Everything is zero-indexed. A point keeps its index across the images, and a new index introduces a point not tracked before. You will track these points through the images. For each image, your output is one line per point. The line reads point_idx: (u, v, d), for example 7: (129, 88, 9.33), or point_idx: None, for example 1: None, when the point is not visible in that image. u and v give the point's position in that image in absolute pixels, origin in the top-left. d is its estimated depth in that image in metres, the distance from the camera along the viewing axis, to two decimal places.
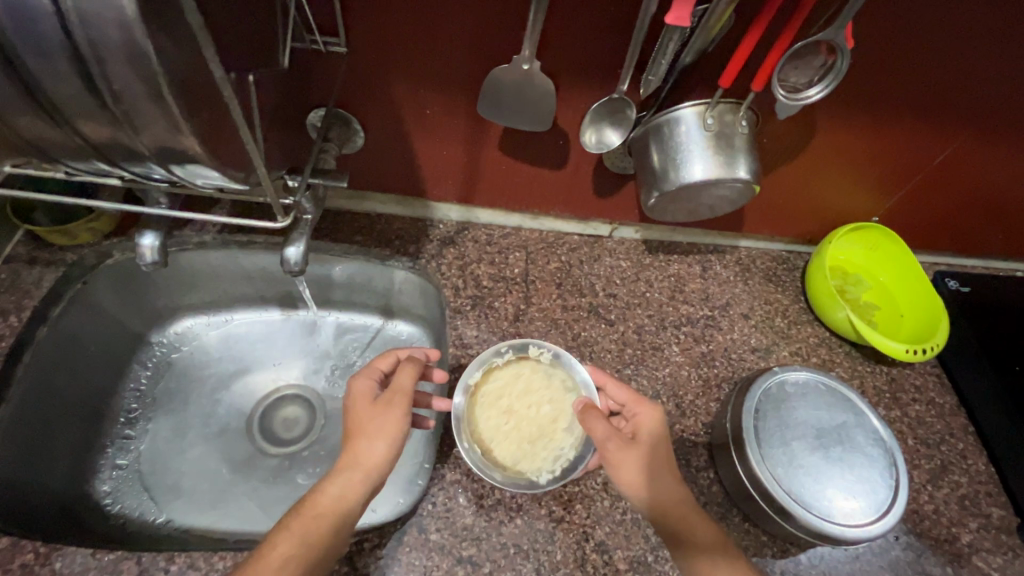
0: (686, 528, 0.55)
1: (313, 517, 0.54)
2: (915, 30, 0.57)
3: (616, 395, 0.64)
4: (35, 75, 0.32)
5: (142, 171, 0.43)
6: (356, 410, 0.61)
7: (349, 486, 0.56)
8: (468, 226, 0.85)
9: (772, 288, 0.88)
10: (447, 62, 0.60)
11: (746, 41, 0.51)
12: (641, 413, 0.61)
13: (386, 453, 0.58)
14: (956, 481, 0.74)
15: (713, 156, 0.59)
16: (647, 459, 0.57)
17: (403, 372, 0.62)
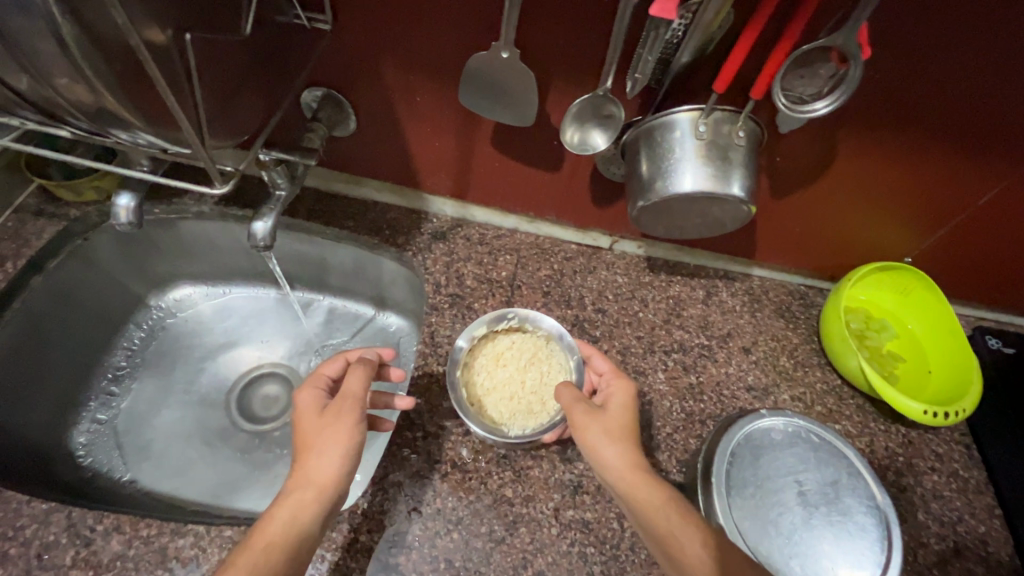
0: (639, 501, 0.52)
1: (262, 548, 0.49)
2: (986, 34, 0.48)
3: (599, 367, 0.64)
4: None
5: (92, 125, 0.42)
6: (305, 421, 0.58)
7: (301, 506, 0.52)
8: (462, 223, 0.83)
9: (781, 324, 0.81)
10: (433, 47, 0.58)
11: (743, 42, 0.46)
12: (616, 385, 0.61)
13: (341, 461, 0.55)
14: (970, 570, 0.64)
15: (705, 168, 0.53)
16: (607, 427, 0.56)
17: (353, 376, 0.60)
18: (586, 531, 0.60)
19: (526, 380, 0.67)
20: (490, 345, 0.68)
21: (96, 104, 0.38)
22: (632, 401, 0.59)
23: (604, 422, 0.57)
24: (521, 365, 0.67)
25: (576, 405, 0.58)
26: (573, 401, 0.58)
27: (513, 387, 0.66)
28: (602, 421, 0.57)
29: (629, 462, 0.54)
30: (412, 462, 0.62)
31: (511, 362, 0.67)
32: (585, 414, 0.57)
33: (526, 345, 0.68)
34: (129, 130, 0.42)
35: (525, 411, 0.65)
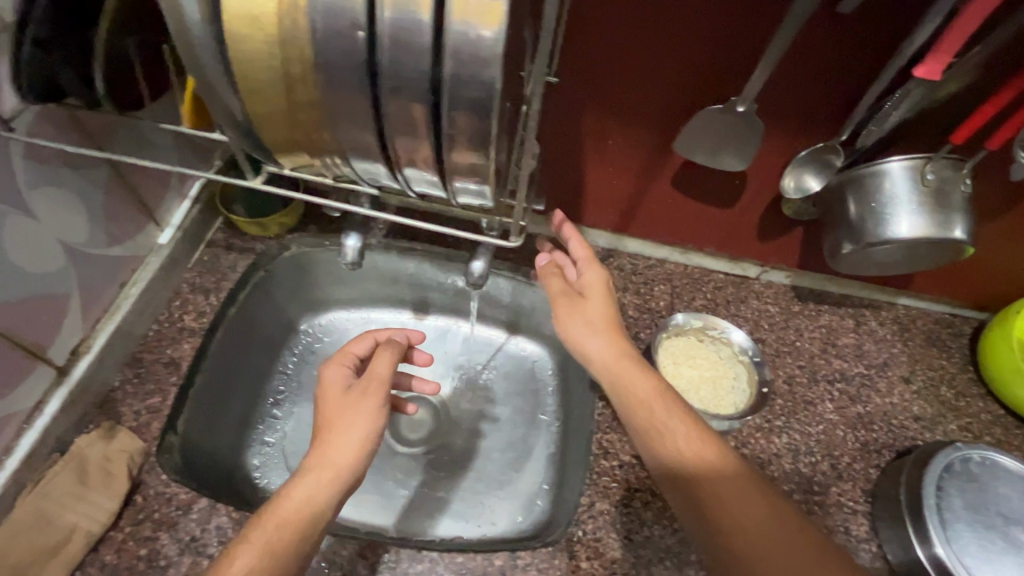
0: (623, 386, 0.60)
1: (277, 526, 0.50)
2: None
3: (575, 250, 0.67)
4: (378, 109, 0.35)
5: (432, 176, 0.39)
6: (328, 398, 0.59)
7: (318, 486, 0.53)
8: (614, 253, 0.86)
9: (935, 353, 0.82)
10: (648, 101, 0.61)
11: (991, 104, 0.49)
12: (592, 271, 0.65)
13: (361, 445, 0.56)
14: None
15: (926, 215, 0.56)
16: (588, 318, 0.63)
17: (381, 358, 0.61)
18: None
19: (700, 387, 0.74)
20: (695, 339, 0.77)
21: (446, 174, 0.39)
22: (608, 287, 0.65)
23: (586, 317, 0.64)
24: (704, 374, 0.75)
25: (558, 296, 0.65)
26: (557, 292, 0.66)
27: (686, 381, 0.74)
28: (582, 314, 0.64)
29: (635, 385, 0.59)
30: (615, 490, 0.65)
31: (702, 363, 0.76)
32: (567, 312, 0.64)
33: (719, 365, 0.75)
34: (477, 195, 0.41)
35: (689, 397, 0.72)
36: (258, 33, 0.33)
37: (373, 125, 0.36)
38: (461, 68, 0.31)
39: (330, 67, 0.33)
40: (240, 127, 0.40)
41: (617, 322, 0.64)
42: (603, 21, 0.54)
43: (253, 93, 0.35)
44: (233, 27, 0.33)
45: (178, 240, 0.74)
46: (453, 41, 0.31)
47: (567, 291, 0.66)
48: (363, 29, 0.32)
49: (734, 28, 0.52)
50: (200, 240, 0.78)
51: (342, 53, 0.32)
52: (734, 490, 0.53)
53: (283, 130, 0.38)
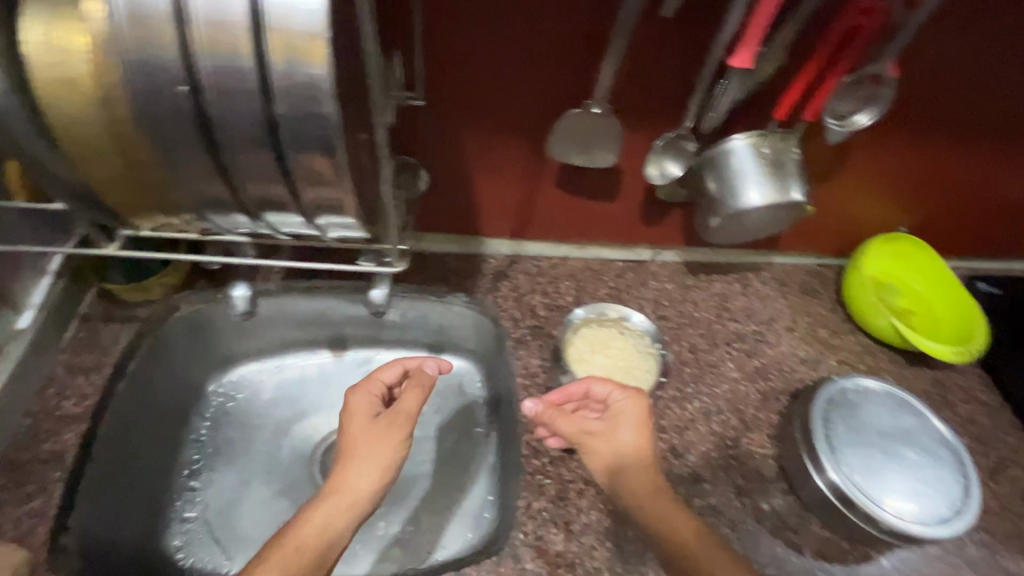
0: (630, 489, 0.58)
1: (294, 551, 0.52)
2: (985, 26, 0.62)
3: (599, 390, 0.63)
4: (227, 157, 0.34)
5: (294, 217, 0.40)
6: (353, 426, 0.62)
7: (335, 514, 0.55)
8: (518, 258, 0.89)
9: (810, 301, 0.92)
10: (516, 112, 0.64)
11: (799, 80, 0.56)
12: (628, 400, 0.61)
13: (378, 477, 0.59)
14: (1015, 476, 0.76)
15: (768, 183, 0.63)
16: (621, 452, 0.59)
17: (411, 394, 0.65)
18: (717, 514, 0.67)
19: (617, 370, 0.75)
20: (610, 330, 0.78)
21: (326, 209, 0.39)
22: (645, 418, 0.61)
23: (619, 448, 0.59)
24: (616, 362, 0.76)
25: (584, 431, 0.61)
26: (581, 432, 0.61)
27: (598, 368, 0.75)
28: (616, 445, 0.60)
29: (628, 461, 0.59)
30: (549, 487, 0.67)
31: (616, 353, 0.77)
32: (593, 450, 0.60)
33: (630, 354, 0.77)
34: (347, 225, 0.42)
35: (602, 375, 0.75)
36: (78, 97, 0.32)
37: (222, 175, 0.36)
38: (297, 108, 0.31)
39: (160, 125, 0.32)
40: (79, 195, 0.38)
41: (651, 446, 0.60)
42: (456, 43, 0.57)
43: (84, 157, 0.34)
44: (54, 99, 0.32)
45: (41, 320, 0.70)
46: (283, 81, 0.31)
47: (586, 424, 0.61)
48: (184, 84, 0.31)
49: (575, 37, 0.56)
50: (72, 315, 0.73)
51: (170, 110, 0.32)
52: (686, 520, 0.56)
53: (130, 193, 0.37)
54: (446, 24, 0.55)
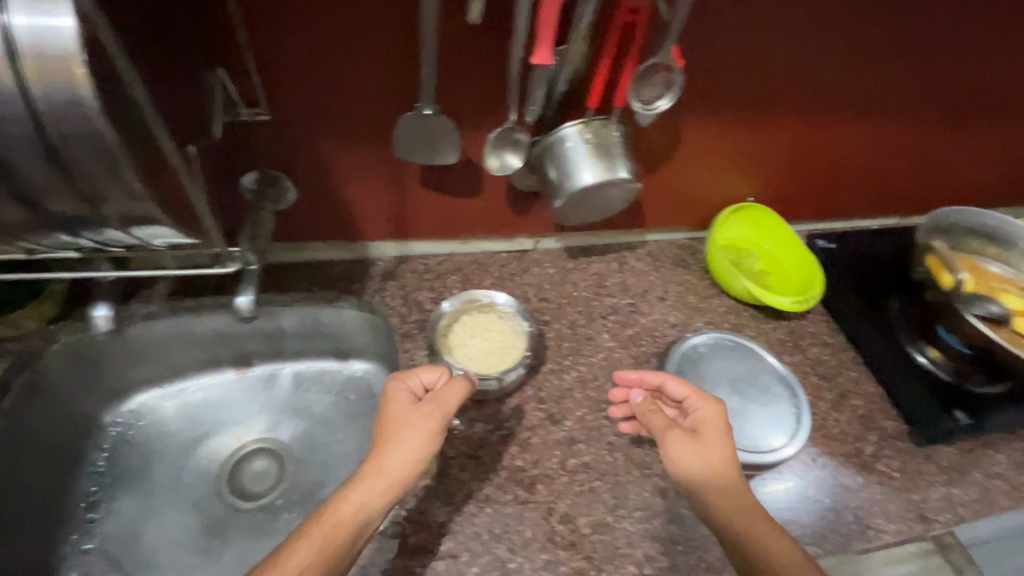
0: (711, 494, 0.62)
1: (331, 527, 0.57)
2: (765, 16, 0.71)
3: (676, 391, 0.70)
4: (16, 173, 0.38)
5: (115, 233, 0.46)
6: (392, 412, 0.65)
7: (371, 494, 0.60)
8: (405, 259, 0.93)
9: (681, 271, 1.01)
10: (359, 118, 0.69)
11: (601, 71, 0.63)
12: (702, 407, 0.66)
13: (413, 461, 0.62)
14: (855, 404, 0.86)
15: (598, 165, 0.70)
16: (707, 459, 0.63)
17: (451, 390, 0.66)
18: (590, 469, 0.73)
19: (489, 351, 0.79)
20: (483, 315, 0.83)
21: (133, 213, 0.43)
22: (723, 425, 0.65)
23: (707, 457, 0.63)
24: (489, 343, 0.80)
25: (670, 433, 0.65)
26: (665, 428, 0.66)
27: (474, 350, 0.80)
28: (703, 452, 0.63)
29: (708, 471, 0.62)
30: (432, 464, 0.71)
31: (491, 334, 0.81)
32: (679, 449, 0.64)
33: (503, 335, 0.81)
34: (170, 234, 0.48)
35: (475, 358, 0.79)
36: None
37: (15, 189, 0.39)
38: (62, 122, 0.36)
39: None
40: None
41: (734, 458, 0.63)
42: (286, 60, 0.62)
43: None
44: None
45: None
46: (47, 100, 0.35)
47: (675, 426, 0.66)
48: None
49: (394, 47, 0.62)
50: None
51: None
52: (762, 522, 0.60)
53: None
54: (271, 43, 0.60)
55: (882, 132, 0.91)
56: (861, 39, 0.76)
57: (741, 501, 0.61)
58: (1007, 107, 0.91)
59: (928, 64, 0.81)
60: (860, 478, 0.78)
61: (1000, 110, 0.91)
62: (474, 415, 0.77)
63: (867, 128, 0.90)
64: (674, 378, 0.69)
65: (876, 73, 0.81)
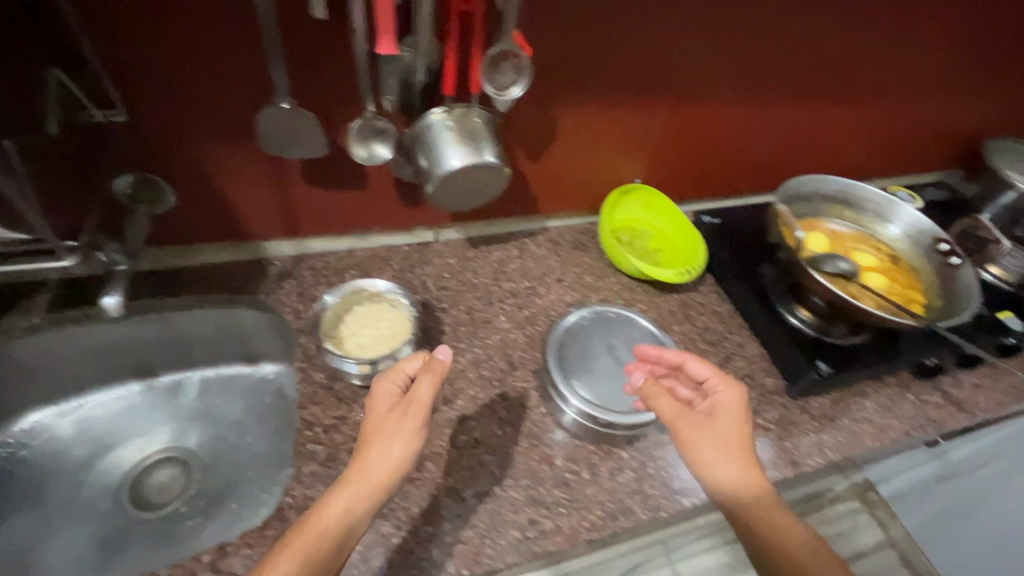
0: (726, 482, 0.65)
1: (317, 535, 0.57)
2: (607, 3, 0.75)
3: (697, 371, 0.74)
4: None
5: None
6: (374, 414, 0.66)
7: (354, 500, 0.60)
8: (303, 257, 0.94)
9: (579, 253, 1.05)
10: (222, 115, 0.71)
11: (450, 59, 0.66)
12: (724, 389, 0.71)
13: (395, 463, 0.63)
14: (738, 365, 0.92)
15: (463, 149, 0.73)
16: (718, 443, 0.67)
17: (422, 384, 0.67)
18: (479, 444, 0.76)
19: (376, 338, 0.81)
20: (370, 305, 0.84)
21: None
22: (741, 407, 0.69)
23: (716, 440, 0.67)
24: (376, 330, 0.82)
25: (681, 418, 0.69)
26: (677, 416, 0.69)
27: (361, 337, 0.81)
28: (715, 436, 0.67)
29: (722, 458, 0.65)
30: (321, 451, 0.73)
31: (379, 322, 0.83)
32: (693, 434, 0.67)
33: (390, 321, 0.82)
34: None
35: (363, 344, 0.81)
36: None
37: None
38: None
39: None
40: None
41: (748, 444, 0.67)
42: (133, 60, 0.63)
43: None
44: None
45: None
46: None
47: (689, 411, 0.69)
48: None
49: (241, 44, 0.65)
50: None
51: None
52: (779, 511, 0.63)
53: None
54: (114, 45, 0.62)
55: (748, 112, 0.97)
56: (715, 27, 0.82)
57: (755, 490, 0.64)
58: (860, 85, 1.00)
59: (783, 48, 0.88)
60: None
61: (854, 88, 1.00)
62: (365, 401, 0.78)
63: (733, 109, 0.96)
64: (700, 360, 0.73)
65: (732, 56, 0.87)
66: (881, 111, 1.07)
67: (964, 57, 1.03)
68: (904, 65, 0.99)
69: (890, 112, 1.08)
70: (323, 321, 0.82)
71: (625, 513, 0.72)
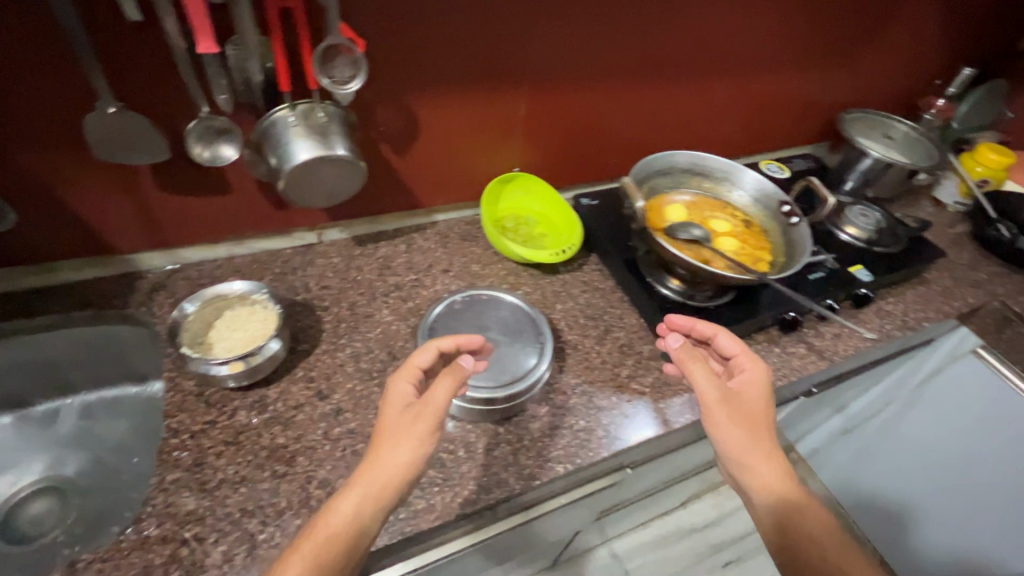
0: (749, 466, 0.67)
1: (327, 536, 0.57)
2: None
3: (727, 347, 0.78)
4: None
5: None
6: (388, 412, 0.65)
7: (364, 504, 0.59)
8: (177, 267, 0.93)
9: (466, 243, 1.08)
10: (50, 124, 0.70)
11: (279, 52, 0.68)
12: (749, 369, 0.75)
13: (407, 463, 0.61)
14: (616, 335, 0.96)
15: (311, 143, 0.74)
16: (746, 424, 0.69)
17: (439, 386, 0.65)
18: (354, 435, 0.76)
19: (242, 339, 0.80)
20: (237, 308, 0.84)
21: None
22: (764, 386, 0.73)
23: (748, 421, 0.69)
24: (241, 332, 0.81)
25: (707, 396, 0.70)
26: (711, 396, 0.70)
27: (227, 339, 0.81)
28: (744, 415, 0.70)
29: (750, 439, 0.68)
30: (186, 458, 0.71)
31: (245, 324, 0.82)
32: (728, 414, 0.69)
33: (255, 321, 0.82)
34: None
35: (228, 346, 0.80)
36: None
37: None
38: None
39: None
40: None
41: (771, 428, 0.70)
42: None
43: None
44: None
45: None
46: None
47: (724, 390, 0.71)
48: None
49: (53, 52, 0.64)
50: None
51: None
52: (797, 495, 0.67)
53: None
54: None
55: (606, 96, 1.03)
56: (555, 15, 0.87)
57: (779, 476, 0.67)
58: (712, 66, 1.07)
59: (625, 33, 0.94)
60: (615, 397, 0.87)
61: (707, 69, 1.07)
62: (237, 404, 0.78)
63: (591, 94, 1.01)
64: (730, 337, 0.78)
65: (578, 43, 0.92)
66: (737, 90, 1.15)
67: (802, 37, 1.12)
68: (748, 46, 1.07)
69: (747, 90, 1.16)
70: (187, 329, 0.80)
71: (499, 486, 0.74)
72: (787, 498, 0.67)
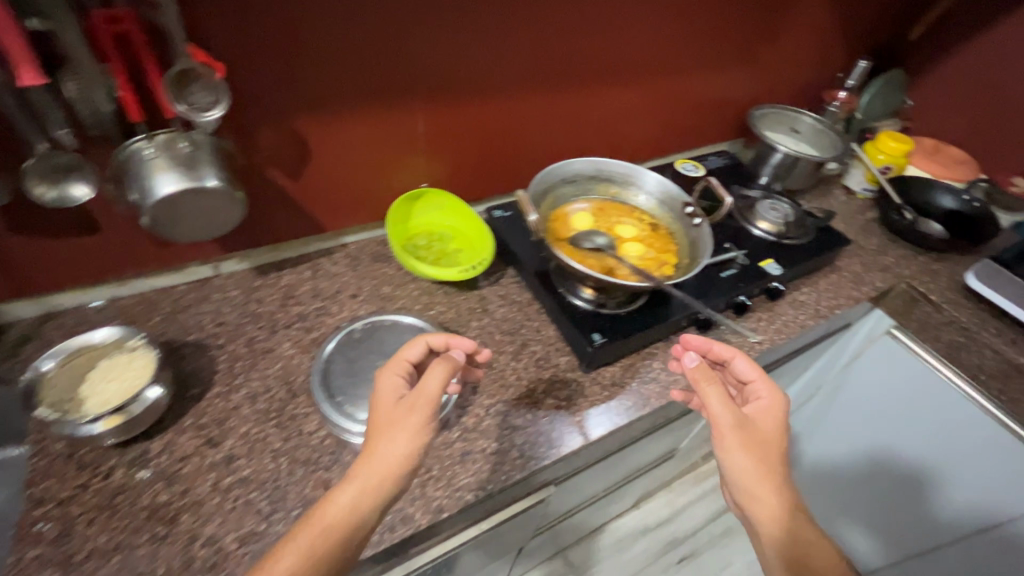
0: (759, 493, 0.66)
1: (321, 531, 0.57)
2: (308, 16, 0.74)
3: (743, 370, 0.76)
4: None
5: None
6: (382, 404, 0.65)
7: (360, 496, 0.58)
8: (51, 315, 0.85)
9: (376, 265, 1.04)
10: None
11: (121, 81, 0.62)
12: (765, 394, 0.73)
13: (404, 457, 0.60)
14: (533, 349, 0.94)
15: (174, 174, 0.68)
16: (760, 452, 0.67)
17: (433, 376, 0.64)
18: (246, 483, 0.71)
19: (114, 391, 0.74)
20: (112, 357, 0.77)
21: None
22: (778, 413, 0.71)
23: (762, 447, 0.68)
24: (113, 383, 0.74)
25: (716, 409, 0.69)
26: (725, 417, 0.68)
27: (98, 392, 0.74)
28: (759, 441, 0.68)
29: (763, 467, 0.66)
30: (49, 530, 0.65)
31: (117, 373, 0.75)
32: (739, 441, 0.67)
33: (130, 370, 0.76)
34: None
35: (97, 400, 0.73)
36: None
37: None
38: None
39: None
40: None
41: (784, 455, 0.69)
42: None
43: None
44: None
45: None
46: None
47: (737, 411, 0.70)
48: None
49: None
50: None
51: None
52: (807, 527, 0.66)
53: None
54: None
55: (508, 107, 1.01)
56: (440, 29, 0.84)
57: (787, 503, 0.66)
58: (613, 71, 1.07)
59: (517, 43, 0.92)
60: (530, 415, 0.85)
61: (607, 75, 1.07)
62: (114, 463, 0.71)
63: (491, 106, 0.99)
64: (748, 360, 0.75)
65: (469, 55, 0.90)
66: (641, 93, 1.16)
67: (700, 39, 1.14)
68: (647, 50, 1.08)
69: (651, 93, 1.17)
70: (51, 387, 0.73)
71: (404, 522, 0.70)
72: (793, 525, 0.65)
